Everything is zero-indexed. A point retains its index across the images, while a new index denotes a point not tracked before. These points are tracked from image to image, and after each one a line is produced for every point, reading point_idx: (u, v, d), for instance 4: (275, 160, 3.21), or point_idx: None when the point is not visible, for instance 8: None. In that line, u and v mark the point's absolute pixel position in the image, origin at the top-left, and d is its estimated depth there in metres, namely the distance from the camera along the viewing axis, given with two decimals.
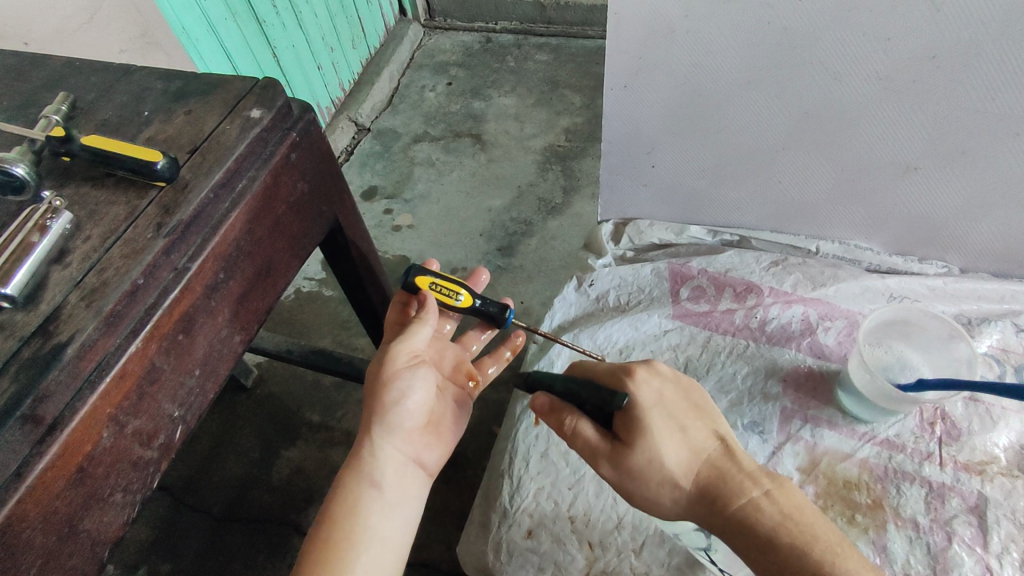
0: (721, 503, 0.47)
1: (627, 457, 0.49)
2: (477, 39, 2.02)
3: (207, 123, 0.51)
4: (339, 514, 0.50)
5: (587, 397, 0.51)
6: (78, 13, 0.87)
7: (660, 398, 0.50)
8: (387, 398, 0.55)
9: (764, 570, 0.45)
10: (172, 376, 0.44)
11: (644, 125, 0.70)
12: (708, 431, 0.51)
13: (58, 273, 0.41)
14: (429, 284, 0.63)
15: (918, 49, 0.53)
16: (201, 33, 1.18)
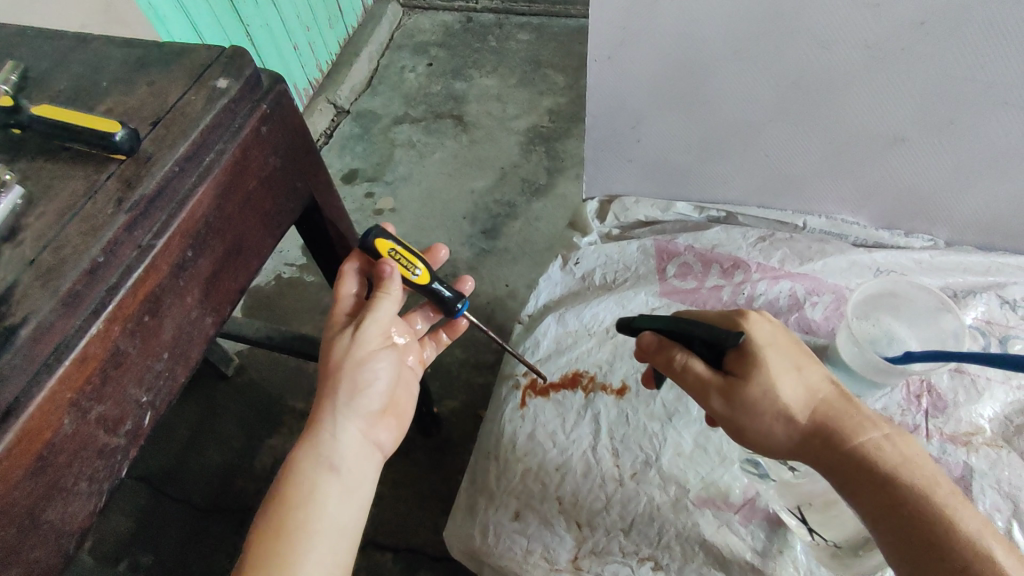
0: (838, 443, 0.44)
1: (740, 391, 0.46)
2: (458, 19, 1.98)
3: (171, 93, 0.48)
4: (296, 498, 0.48)
5: (699, 333, 0.49)
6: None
7: (774, 338, 0.48)
8: (350, 381, 0.55)
9: (879, 516, 0.41)
10: (139, 360, 0.42)
11: (629, 98, 0.68)
12: (824, 372, 0.48)
13: (10, 250, 0.39)
14: (388, 250, 0.58)
15: (908, 16, 0.52)
16: (169, 9, 1.14)
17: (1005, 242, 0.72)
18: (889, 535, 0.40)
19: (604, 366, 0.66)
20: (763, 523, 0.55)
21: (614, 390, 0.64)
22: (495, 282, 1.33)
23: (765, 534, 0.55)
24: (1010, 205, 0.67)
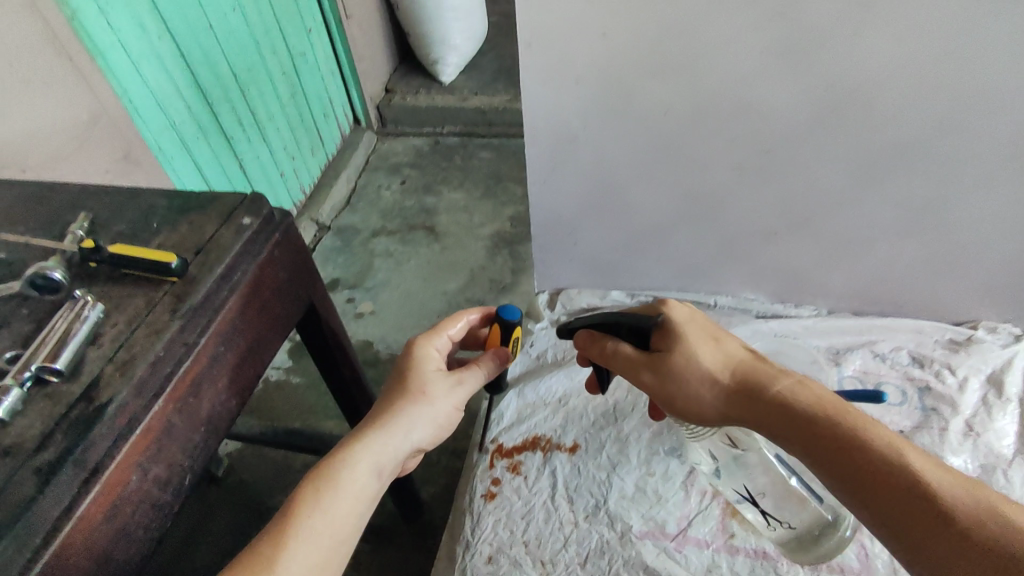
0: (761, 395, 0.54)
1: (665, 360, 0.58)
2: (426, 143, 2.25)
3: (207, 229, 0.63)
4: (345, 486, 0.50)
5: (623, 324, 0.62)
6: (68, 140, 1.05)
7: (690, 317, 0.61)
8: (415, 411, 0.57)
9: (813, 449, 0.50)
10: (184, 432, 0.53)
11: (562, 212, 0.87)
12: (739, 341, 0.59)
13: (94, 352, 0.52)
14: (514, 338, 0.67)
15: (753, 142, 0.73)
16: (174, 149, 1.34)
17: (874, 308, 0.90)
18: (833, 466, 0.48)
19: (558, 429, 0.79)
20: (693, 548, 0.68)
21: (568, 448, 0.77)
22: None
23: (696, 557, 0.67)
24: (868, 278, 0.86)
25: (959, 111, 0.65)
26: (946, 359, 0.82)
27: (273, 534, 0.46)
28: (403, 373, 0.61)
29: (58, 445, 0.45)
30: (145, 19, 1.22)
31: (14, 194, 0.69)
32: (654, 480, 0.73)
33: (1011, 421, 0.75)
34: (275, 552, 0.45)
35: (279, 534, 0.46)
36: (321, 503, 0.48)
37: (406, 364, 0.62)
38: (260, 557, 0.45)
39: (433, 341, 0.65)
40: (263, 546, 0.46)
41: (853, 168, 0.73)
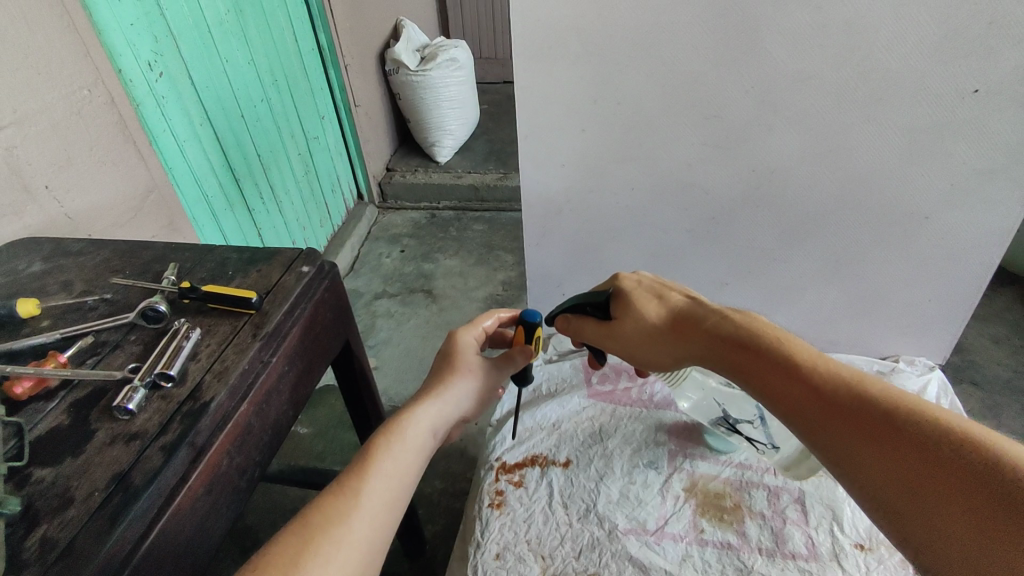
0: (693, 329, 0.73)
1: (619, 326, 0.81)
2: (424, 216, 2.46)
3: (274, 275, 0.79)
4: (408, 438, 0.62)
5: (589, 303, 0.85)
6: (127, 211, 1.16)
7: (639, 283, 0.82)
8: (459, 382, 0.72)
9: (758, 363, 0.65)
10: (257, 432, 0.67)
11: (552, 269, 1.18)
12: (680, 292, 0.79)
13: (194, 365, 0.66)
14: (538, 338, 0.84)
15: (692, 213, 1.05)
16: (202, 210, 1.47)
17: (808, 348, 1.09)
18: (776, 380, 0.62)
19: (553, 448, 0.95)
20: (670, 541, 0.82)
21: (561, 463, 0.93)
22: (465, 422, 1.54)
23: (672, 548, 0.81)
24: None
25: (827, 171, 0.96)
26: None
27: (355, 473, 0.57)
28: (445, 357, 0.77)
29: (174, 431, 0.59)
30: (191, 111, 1.41)
31: (111, 251, 0.86)
32: (635, 487, 0.89)
33: None
34: (360, 483, 0.55)
35: (361, 472, 0.57)
36: (391, 449, 0.60)
37: (452, 347, 0.78)
38: (347, 488, 0.55)
39: (468, 332, 0.81)
40: (349, 480, 0.56)
41: (756, 241, 1.07)
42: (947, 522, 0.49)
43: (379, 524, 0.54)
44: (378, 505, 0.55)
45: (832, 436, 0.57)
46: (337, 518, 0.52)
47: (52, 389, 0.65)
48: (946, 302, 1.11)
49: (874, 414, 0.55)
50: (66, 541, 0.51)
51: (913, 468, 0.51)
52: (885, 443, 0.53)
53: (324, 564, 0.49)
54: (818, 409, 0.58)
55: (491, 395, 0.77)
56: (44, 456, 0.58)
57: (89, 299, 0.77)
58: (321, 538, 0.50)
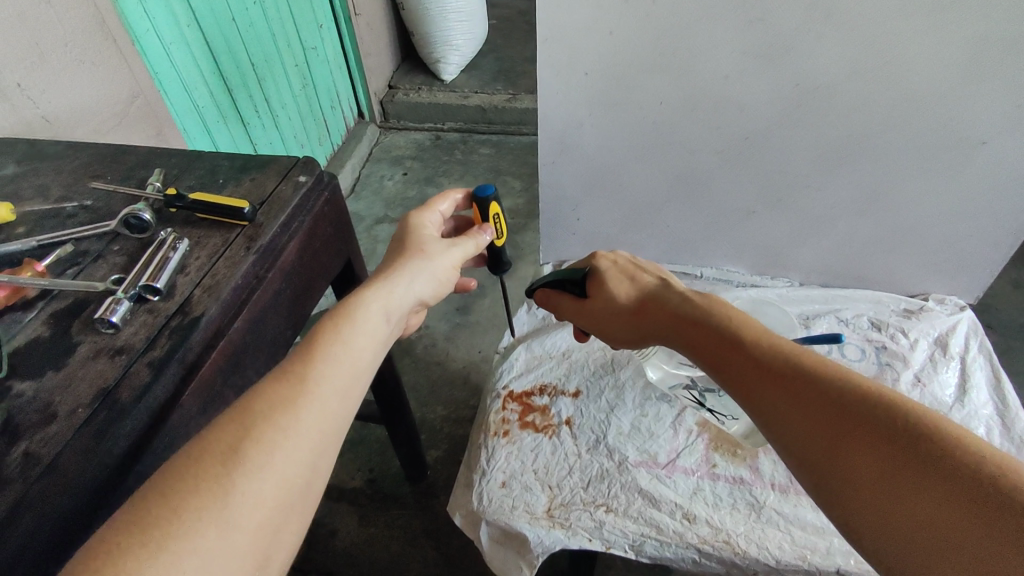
0: (657, 311, 0.70)
1: (590, 305, 0.79)
2: (428, 137, 2.35)
3: (269, 186, 0.73)
4: (359, 321, 0.55)
5: (566, 280, 0.82)
6: (110, 117, 1.07)
7: (615, 262, 0.79)
8: (419, 261, 0.66)
9: (718, 347, 0.62)
10: (254, 352, 0.62)
11: (566, 190, 1.12)
12: (655, 275, 0.76)
13: (183, 279, 0.61)
14: (495, 213, 0.79)
15: (721, 133, 0.97)
16: (192, 122, 1.38)
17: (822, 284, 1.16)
18: (736, 366, 0.59)
19: (562, 378, 0.92)
20: (681, 474, 0.80)
21: (571, 393, 0.90)
22: (469, 350, 1.51)
23: (683, 482, 0.80)
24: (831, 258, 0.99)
25: (875, 88, 0.87)
26: (900, 324, 0.95)
27: (302, 357, 0.50)
28: (404, 240, 0.70)
29: (163, 347, 0.55)
30: (177, 9, 1.28)
31: (91, 154, 0.79)
32: (647, 419, 0.86)
33: (953, 377, 0.89)
34: (306, 369, 0.49)
35: (307, 356, 0.50)
36: (341, 333, 0.53)
37: (411, 228, 0.72)
38: (294, 373, 0.48)
39: (420, 218, 0.75)
40: (295, 365, 0.49)
41: (786, 167, 1.00)
42: (917, 511, 0.44)
43: (332, 411, 0.48)
44: (329, 391, 0.49)
45: (791, 412, 0.53)
46: (283, 406, 0.46)
47: (31, 299, 0.60)
48: (982, 237, 1.05)
49: (835, 392, 0.51)
50: (50, 457, 0.47)
51: (873, 457, 0.47)
52: (843, 431, 0.49)
53: (269, 451, 0.43)
54: (779, 393, 0.54)
55: (451, 278, 0.70)
56: (25, 369, 0.54)
57: (68, 206, 0.71)
58: (264, 423, 0.44)
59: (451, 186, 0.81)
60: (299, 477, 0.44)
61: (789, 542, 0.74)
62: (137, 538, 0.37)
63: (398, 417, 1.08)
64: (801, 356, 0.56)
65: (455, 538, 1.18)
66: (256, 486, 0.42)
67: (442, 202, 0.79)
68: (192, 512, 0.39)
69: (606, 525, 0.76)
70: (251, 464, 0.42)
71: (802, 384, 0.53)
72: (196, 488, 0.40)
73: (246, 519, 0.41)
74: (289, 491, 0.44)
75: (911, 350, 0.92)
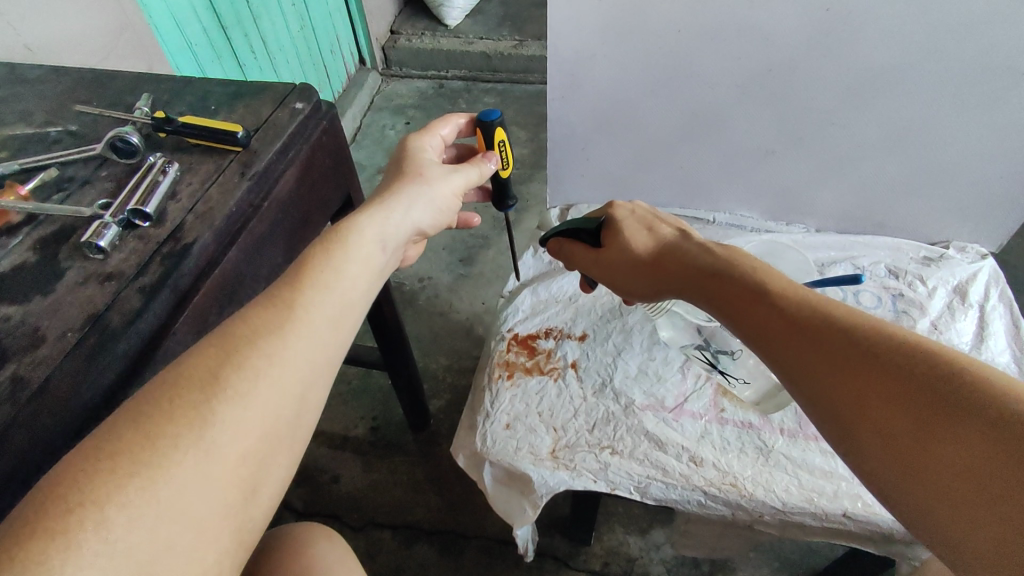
0: (675, 263, 0.67)
1: (603, 255, 0.74)
2: (431, 85, 2.28)
3: (264, 112, 0.69)
4: (353, 247, 0.52)
5: (580, 230, 0.78)
6: (98, 49, 1.02)
7: (631, 212, 0.75)
8: (417, 186, 0.62)
9: (743, 301, 0.59)
10: (251, 282, 0.59)
11: (575, 130, 1.08)
12: (673, 227, 0.72)
13: (175, 204, 0.58)
14: (500, 140, 0.74)
15: (740, 67, 0.92)
16: (184, 59, 1.33)
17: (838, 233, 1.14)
18: (760, 321, 0.56)
19: (568, 321, 0.90)
20: (688, 418, 0.79)
21: (577, 336, 0.88)
22: (473, 301, 1.49)
23: (690, 425, 0.78)
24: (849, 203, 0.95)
25: (907, 18, 0.82)
26: (918, 271, 0.92)
27: (289, 283, 0.47)
28: (402, 165, 0.66)
29: (155, 272, 0.52)
30: None
31: (76, 79, 0.75)
32: (655, 363, 0.84)
33: (971, 325, 0.86)
34: (294, 294, 0.46)
35: (295, 281, 0.47)
36: (332, 260, 0.50)
37: (410, 153, 0.68)
38: (280, 299, 0.46)
39: (418, 142, 0.70)
40: (281, 291, 0.46)
41: (807, 106, 0.96)
42: (946, 458, 0.42)
43: (322, 340, 0.46)
44: (318, 318, 0.46)
45: (817, 367, 0.50)
46: (268, 333, 0.43)
47: (15, 224, 0.57)
48: (1008, 184, 1.01)
49: (865, 345, 0.48)
50: (39, 380, 0.45)
51: (901, 406, 0.45)
52: (869, 380, 0.47)
53: (252, 379, 0.41)
54: (801, 344, 0.52)
55: (451, 206, 0.66)
56: (11, 293, 0.52)
57: (53, 130, 0.67)
58: (246, 349, 0.42)
59: (454, 110, 0.76)
60: (286, 408, 0.42)
61: (797, 485, 0.73)
62: (109, 464, 0.36)
63: (401, 363, 1.06)
64: (826, 306, 0.53)
65: (457, 484, 1.18)
66: (240, 415, 0.40)
67: (444, 125, 0.75)
68: (168, 439, 0.37)
69: (611, 466, 0.75)
70: (233, 392, 0.40)
71: (826, 333, 0.51)
72: (174, 415, 0.38)
73: (228, 449, 0.39)
74: (275, 422, 0.41)
75: (929, 298, 0.89)
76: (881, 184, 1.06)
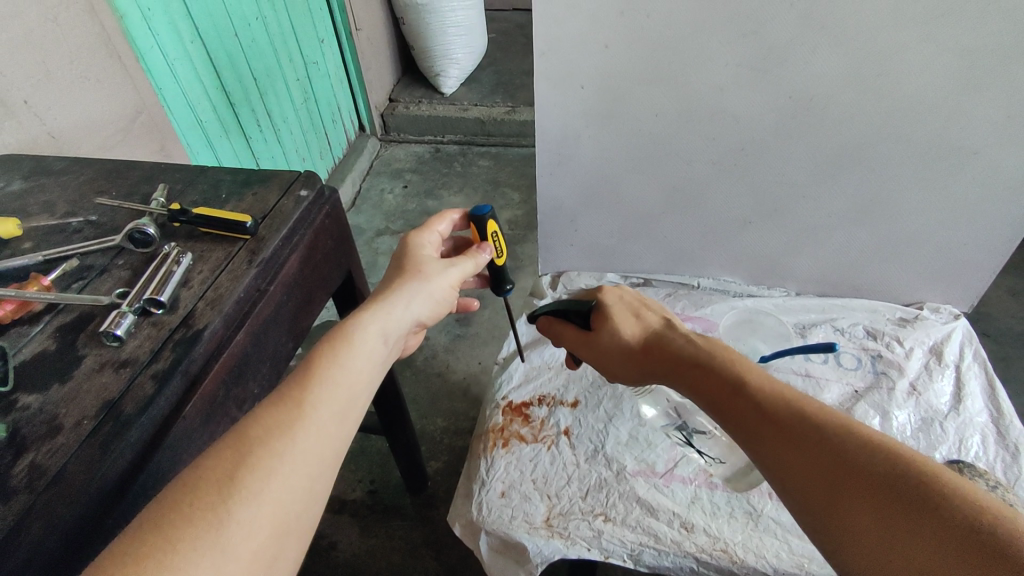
0: (661, 352, 0.70)
1: (594, 339, 0.78)
2: (428, 150, 2.37)
3: (271, 199, 0.74)
4: (357, 344, 0.56)
5: (572, 310, 0.81)
6: (114, 133, 1.08)
7: (621, 297, 0.78)
8: (417, 282, 0.66)
9: (722, 390, 0.62)
10: (255, 363, 0.63)
11: (564, 201, 1.14)
12: (659, 314, 0.76)
13: (187, 291, 0.62)
14: (492, 232, 0.79)
15: (716, 145, 0.99)
16: (196, 137, 1.40)
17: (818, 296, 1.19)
18: (736, 411, 0.60)
19: (560, 388, 0.94)
20: (679, 484, 0.81)
21: (569, 403, 0.92)
22: (469, 361, 1.52)
23: (680, 491, 0.81)
24: (820, 272, 1.02)
25: (866, 101, 0.90)
26: (895, 333, 0.96)
27: (297, 382, 0.51)
28: (403, 261, 0.71)
29: (167, 358, 0.56)
30: (181, 26, 1.30)
31: (97, 170, 0.81)
32: (645, 429, 0.87)
33: (948, 385, 0.90)
34: (302, 394, 0.50)
35: (303, 380, 0.51)
36: (337, 357, 0.54)
37: (410, 249, 0.73)
38: (290, 398, 0.49)
39: (420, 238, 0.75)
40: (291, 390, 0.50)
41: (780, 178, 1.02)
42: (902, 551, 0.44)
43: (328, 435, 0.49)
44: (325, 415, 0.50)
45: (786, 457, 0.53)
46: (279, 431, 0.47)
47: (37, 313, 0.61)
48: (975, 246, 1.06)
49: (832, 441, 0.52)
50: (56, 469, 0.48)
51: (871, 502, 0.47)
52: (841, 477, 0.50)
53: (264, 478, 0.44)
54: (780, 437, 0.55)
55: (448, 297, 0.71)
56: (32, 381, 0.55)
57: (74, 221, 0.72)
58: (260, 449, 0.45)
59: (450, 207, 0.82)
60: (293, 506, 0.45)
61: (787, 551, 0.74)
62: (135, 564, 0.38)
63: (399, 428, 1.08)
64: (797, 399, 0.57)
65: (455, 549, 1.18)
66: (252, 516, 0.43)
67: (441, 222, 0.80)
68: (188, 540, 0.40)
69: (604, 534, 0.77)
70: (246, 491, 0.43)
71: (801, 428, 0.54)
72: (191, 517, 0.41)
73: (241, 547, 0.42)
74: (286, 516, 0.45)
75: (906, 359, 0.92)
76: (856, 247, 1.12)
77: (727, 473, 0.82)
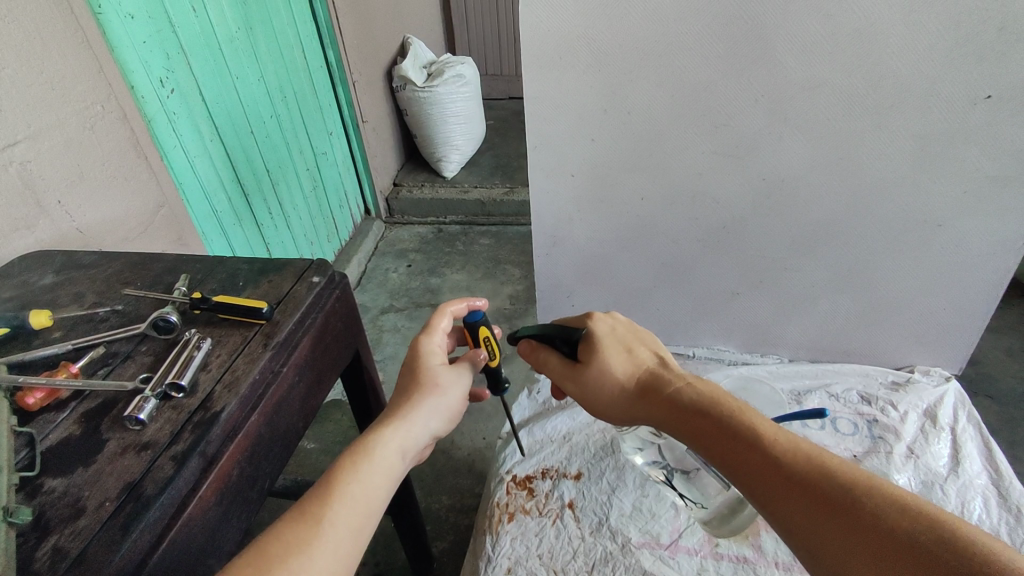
0: (659, 395, 0.68)
1: (583, 370, 0.72)
2: (431, 231, 2.47)
3: (285, 285, 0.80)
4: (376, 461, 0.59)
5: (559, 335, 0.75)
6: (138, 226, 1.16)
7: (613, 329, 0.75)
8: (433, 393, 0.68)
9: (720, 439, 0.61)
10: (266, 442, 0.66)
11: None
12: (650, 352, 0.74)
13: (205, 374, 0.66)
14: (484, 337, 0.79)
15: None
16: (211, 226, 1.47)
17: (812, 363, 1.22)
18: (740, 460, 0.58)
19: (564, 461, 0.96)
20: (684, 555, 0.82)
21: (573, 475, 0.94)
22: (474, 436, 1.52)
23: (686, 562, 0.81)
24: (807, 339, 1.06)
25: None
26: (889, 398, 0.99)
27: (320, 497, 0.54)
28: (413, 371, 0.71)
29: (186, 440, 0.59)
30: (201, 126, 1.41)
31: (124, 262, 0.87)
32: (648, 500, 0.89)
33: (945, 448, 0.91)
34: (322, 510, 0.53)
35: (325, 496, 0.54)
36: (357, 474, 0.57)
37: (418, 356, 0.73)
38: (311, 514, 0.52)
39: (430, 339, 0.75)
40: (312, 505, 0.53)
41: None
42: None
43: (343, 551, 0.52)
44: (343, 532, 0.53)
45: (799, 510, 0.53)
46: (299, 547, 0.50)
47: (64, 400, 0.64)
48: None
49: (842, 495, 0.51)
50: (78, 551, 0.50)
51: (884, 558, 0.47)
52: (858, 532, 0.49)
53: None
54: (788, 498, 0.54)
55: (461, 407, 0.72)
56: (57, 465, 0.58)
57: (101, 311, 0.77)
58: (279, 568, 0.48)
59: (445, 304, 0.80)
60: None
61: None
62: None
63: (404, 507, 1.08)
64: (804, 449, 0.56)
65: None
66: None
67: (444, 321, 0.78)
68: None
69: None
70: None
71: (805, 484, 0.53)
72: None
73: None
74: None
75: (901, 423, 0.95)
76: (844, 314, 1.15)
77: (705, 517, 0.85)
